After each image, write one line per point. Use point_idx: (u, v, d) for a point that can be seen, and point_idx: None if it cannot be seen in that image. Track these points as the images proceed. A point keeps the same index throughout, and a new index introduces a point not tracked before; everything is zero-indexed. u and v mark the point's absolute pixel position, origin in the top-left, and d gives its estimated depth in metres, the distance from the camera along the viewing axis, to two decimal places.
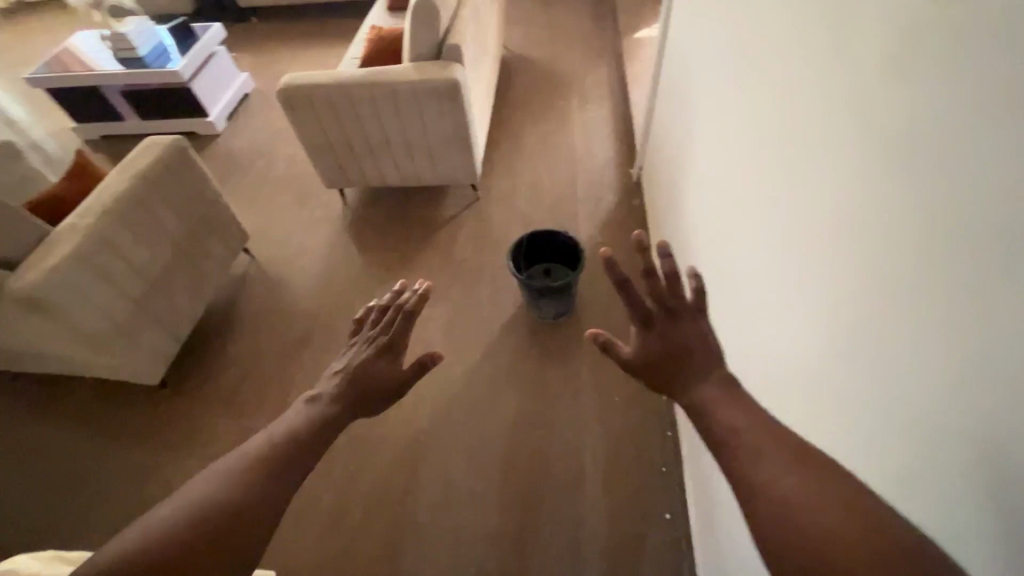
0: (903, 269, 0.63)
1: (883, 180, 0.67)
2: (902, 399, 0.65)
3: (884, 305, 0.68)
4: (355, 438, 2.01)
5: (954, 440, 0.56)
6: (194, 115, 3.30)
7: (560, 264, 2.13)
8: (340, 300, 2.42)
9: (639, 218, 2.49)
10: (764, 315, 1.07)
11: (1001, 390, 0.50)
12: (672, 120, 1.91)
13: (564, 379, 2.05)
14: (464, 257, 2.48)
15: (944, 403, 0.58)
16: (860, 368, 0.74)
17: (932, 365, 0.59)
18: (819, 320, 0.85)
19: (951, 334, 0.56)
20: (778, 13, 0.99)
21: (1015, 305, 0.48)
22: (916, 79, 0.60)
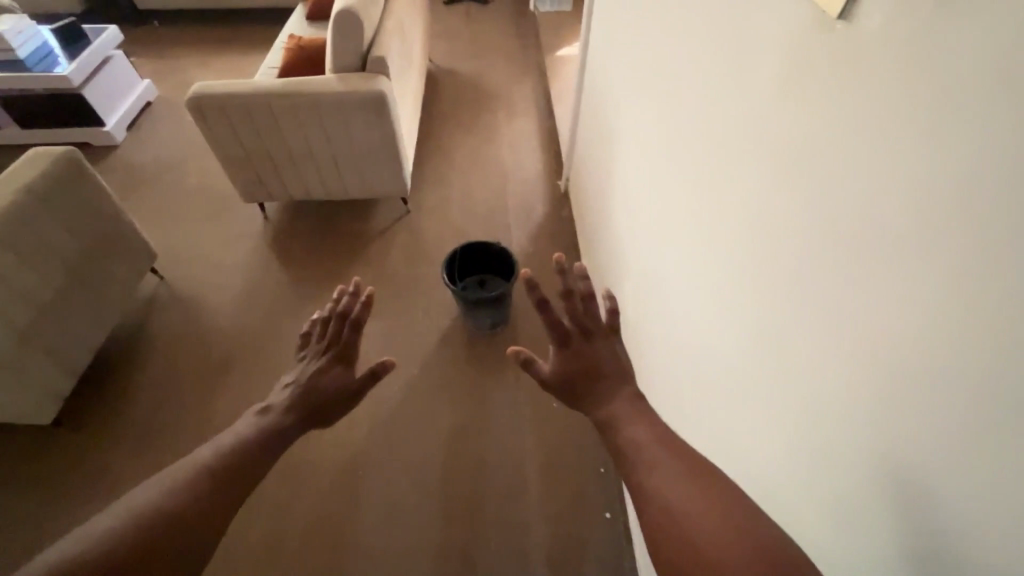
0: (809, 287, 0.70)
1: (789, 206, 0.74)
2: (804, 401, 0.74)
3: (793, 319, 0.75)
4: (286, 465, 1.90)
5: (849, 437, 0.65)
6: (88, 124, 3.00)
7: (495, 274, 2.15)
8: (265, 320, 2.29)
9: (568, 227, 2.58)
10: (687, 322, 1.15)
11: (898, 397, 0.57)
12: (596, 137, 2.00)
13: (503, 388, 2.07)
14: (397, 270, 2.44)
15: (839, 406, 0.66)
16: (767, 375, 0.83)
17: (828, 373, 0.68)
18: (732, 333, 0.94)
19: (842, 347, 0.65)
20: (691, 41, 1.05)
21: (908, 323, 0.55)
22: (802, 125, 0.69)
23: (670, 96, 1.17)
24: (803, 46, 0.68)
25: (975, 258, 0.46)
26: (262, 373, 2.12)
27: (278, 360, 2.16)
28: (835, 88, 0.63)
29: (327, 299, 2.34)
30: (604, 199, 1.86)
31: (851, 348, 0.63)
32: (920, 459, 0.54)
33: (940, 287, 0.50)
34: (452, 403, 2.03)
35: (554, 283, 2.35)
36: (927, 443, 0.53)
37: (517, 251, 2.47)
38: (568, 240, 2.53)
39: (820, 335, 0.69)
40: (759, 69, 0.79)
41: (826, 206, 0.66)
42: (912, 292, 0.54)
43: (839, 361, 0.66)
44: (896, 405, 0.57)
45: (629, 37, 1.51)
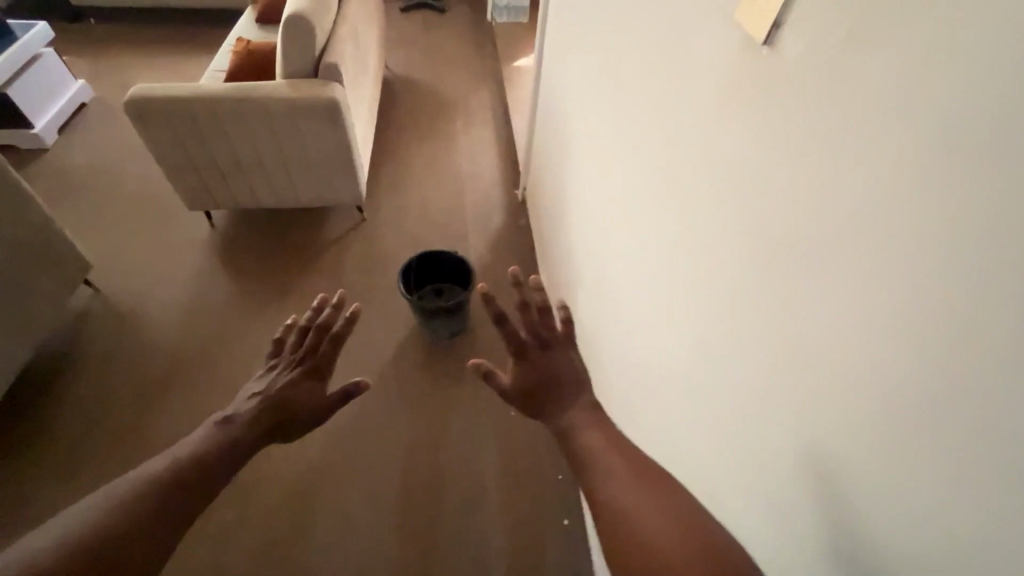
0: (738, 298, 0.74)
1: (720, 222, 0.78)
2: (740, 405, 0.77)
3: (725, 327, 0.79)
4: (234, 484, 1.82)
5: (782, 438, 0.68)
6: (13, 125, 2.80)
7: (453, 284, 2.14)
8: (210, 333, 2.19)
9: (525, 236, 2.60)
10: (636, 329, 1.18)
11: (816, 399, 0.60)
12: (550, 148, 2.04)
13: (461, 398, 2.06)
14: (352, 279, 2.39)
15: (772, 408, 0.69)
16: (707, 381, 0.86)
17: (761, 377, 0.71)
18: (675, 340, 0.97)
19: (773, 352, 0.68)
20: (634, 57, 1.09)
21: (819, 332, 0.59)
22: (735, 140, 0.73)
23: (617, 109, 1.21)
24: (736, 64, 0.71)
25: (891, 265, 0.49)
26: (207, 389, 2.02)
27: (225, 374, 2.06)
28: (763, 104, 0.66)
29: (278, 310, 2.27)
30: (559, 209, 1.89)
31: (782, 352, 0.66)
32: (847, 457, 0.57)
33: (861, 293, 0.53)
34: (409, 415, 2.00)
35: (511, 291, 2.37)
36: (853, 440, 0.56)
37: (474, 259, 2.48)
38: (525, 249, 2.55)
39: (754, 341, 0.72)
40: (696, 85, 0.82)
41: (757, 216, 0.69)
42: (825, 304, 0.58)
43: (771, 365, 0.68)
44: (824, 406, 0.60)
45: (578, 52, 1.54)
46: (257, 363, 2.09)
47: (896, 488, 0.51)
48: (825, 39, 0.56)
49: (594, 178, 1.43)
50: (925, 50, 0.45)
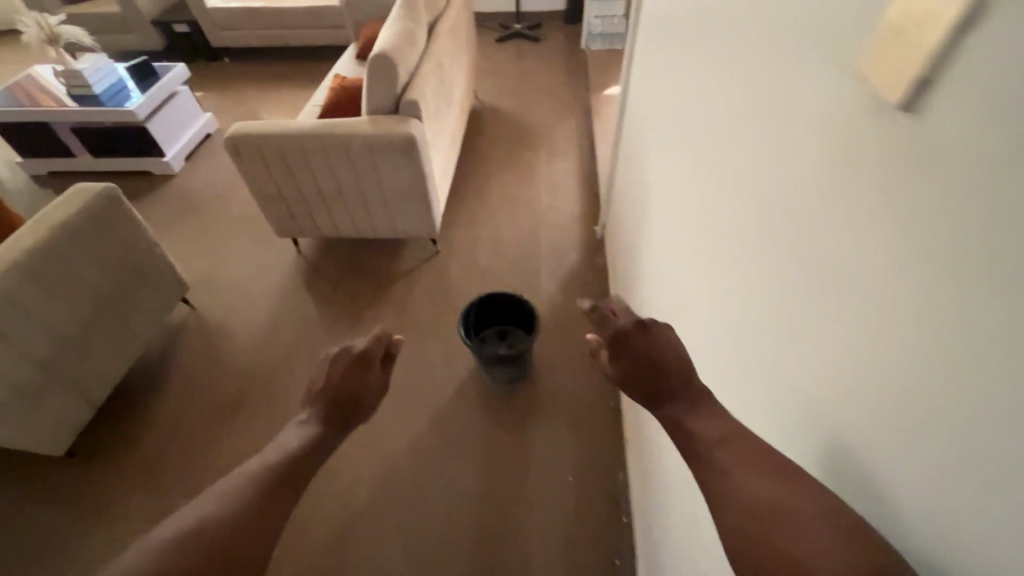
0: (830, 334, 0.58)
1: (815, 231, 0.61)
2: (793, 427, 0.67)
3: (812, 374, 0.62)
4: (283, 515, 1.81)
5: (828, 462, 0.59)
6: (149, 154, 3.19)
7: (517, 330, 2.02)
8: (283, 356, 2.26)
9: (602, 276, 2.42)
10: (705, 361, 1.03)
11: (915, 477, 0.45)
12: (632, 183, 1.86)
13: (515, 452, 1.90)
14: (420, 312, 2.36)
15: (819, 426, 0.61)
16: (760, 398, 0.77)
17: (811, 392, 0.62)
18: (749, 370, 0.81)
19: (822, 364, 0.60)
20: (728, 51, 0.91)
21: (931, 391, 0.43)
22: (797, 128, 0.65)
23: (705, 108, 1.03)
24: (808, 47, 0.62)
25: (935, 261, 0.42)
26: (274, 412, 2.08)
27: (292, 398, 2.12)
28: (885, 111, 0.48)
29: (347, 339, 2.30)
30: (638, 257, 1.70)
31: (831, 362, 0.58)
32: (887, 483, 0.49)
33: (907, 290, 0.46)
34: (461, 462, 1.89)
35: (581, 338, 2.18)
36: (894, 464, 0.48)
37: (546, 299, 2.34)
38: (600, 289, 2.37)
39: (808, 352, 0.63)
40: (768, 69, 0.74)
41: (810, 210, 0.62)
42: (941, 355, 0.42)
43: (821, 377, 0.60)
44: (871, 427, 0.51)
45: (667, 68, 1.41)
46: None
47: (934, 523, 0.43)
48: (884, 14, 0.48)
49: (674, 187, 1.27)
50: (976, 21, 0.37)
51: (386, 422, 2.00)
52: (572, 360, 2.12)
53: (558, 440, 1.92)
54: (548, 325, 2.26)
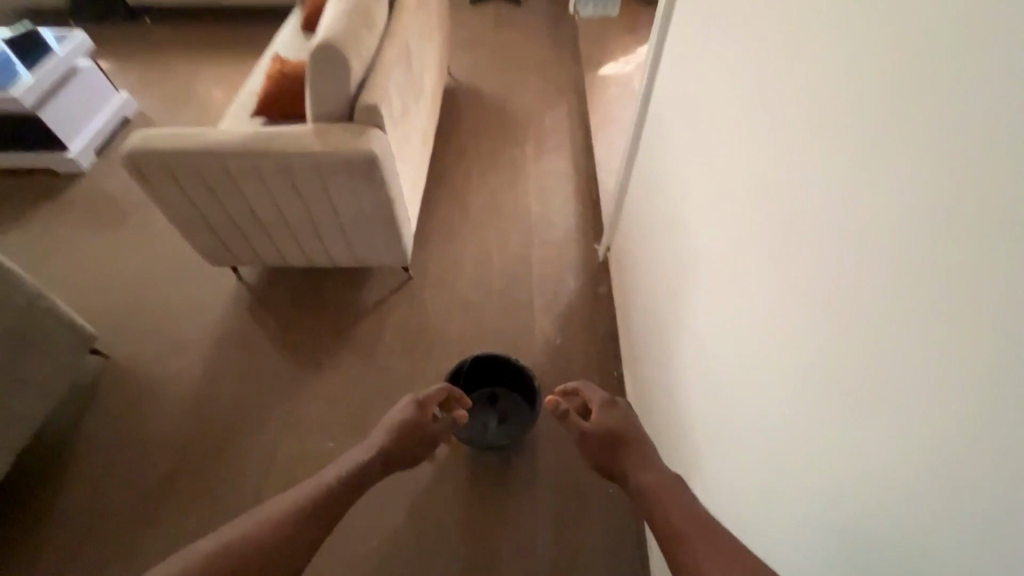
0: (915, 458, 0.53)
1: (912, 360, 0.53)
2: (796, 471, 0.75)
3: (884, 470, 0.58)
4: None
5: (832, 504, 0.67)
6: (47, 147, 2.58)
7: (510, 399, 1.67)
8: (219, 423, 1.83)
9: (606, 310, 2.05)
10: (728, 355, 0.97)
11: None
12: (656, 221, 1.48)
13: (514, 553, 1.53)
14: (391, 362, 1.97)
15: (823, 471, 0.69)
16: (766, 443, 0.83)
17: (812, 440, 0.71)
18: (793, 402, 0.75)
19: (825, 416, 0.68)
20: (875, 36, 0.58)
21: None
22: (802, 218, 0.72)
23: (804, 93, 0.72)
24: (806, 130, 0.71)
25: (920, 336, 0.52)
26: (210, 501, 1.67)
27: (233, 480, 1.71)
28: None
29: (303, 398, 1.89)
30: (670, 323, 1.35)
31: (830, 416, 0.67)
32: (882, 518, 0.58)
33: (897, 359, 0.55)
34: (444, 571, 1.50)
35: None
36: (888, 503, 0.57)
37: (543, 341, 1.97)
38: (605, 328, 2.01)
39: (810, 404, 0.71)
40: (768, 134, 0.82)
41: (810, 272, 0.70)
42: None
43: (822, 427, 0.68)
44: (867, 473, 0.60)
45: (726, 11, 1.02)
46: (273, 472, 1.73)
47: (927, 549, 0.52)
48: (876, 123, 0.58)
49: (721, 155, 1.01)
50: (954, 141, 0.47)
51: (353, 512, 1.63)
52: None
53: (566, 533, 1.56)
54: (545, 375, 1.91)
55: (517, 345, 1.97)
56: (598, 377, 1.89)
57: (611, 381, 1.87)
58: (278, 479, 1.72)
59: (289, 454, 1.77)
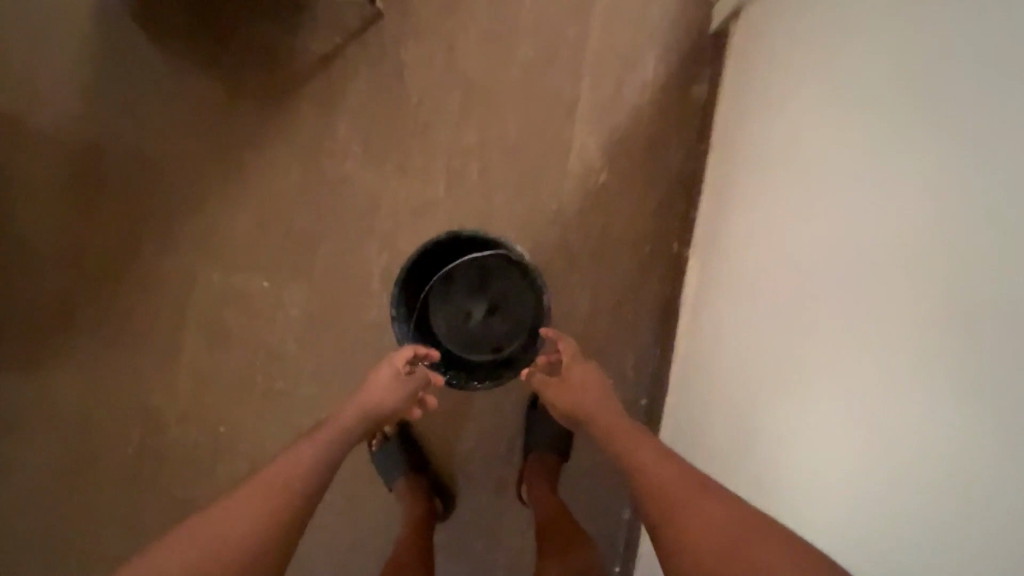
0: (852, 422, 0.66)
1: (906, 381, 0.59)
2: (762, 395, 0.86)
3: (832, 405, 0.70)
4: (145, 494, 1.31)
5: (801, 490, 0.74)
6: None
7: (506, 282, 1.13)
8: (114, 233, 1.33)
9: (691, 135, 1.26)
10: (775, 213, 0.91)
11: (792, 487, 0.76)
12: (783, 57, 0.95)
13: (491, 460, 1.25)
14: (349, 168, 1.30)
15: (795, 458, 0.76)
16: (763, 319, 0.90)
17: (795, 336, 0.80)
18: (802, 304, 0.79)
19: (810, 411, 0.74)
20: None
21: (833, 505, 0.67)
22: (937, 181, 0.58)
23: None
24: (883, 99, 0.68)
25: (927, 390, 0.56)
26: (121, 336, 1.32)
27: (146, 316, 1.33)
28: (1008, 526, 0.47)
29: (226, 206, 1.32)
30: (749, 219, 0.99)
31: (815, 415, 0.73)
32: (818, 440, 0.71)
33: (898, 365, 0.60)
34: (404, 480, 1.20)
35: (626, 272, 1.26)
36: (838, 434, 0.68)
37: (580, 177, 1.27)
38: (680, 167, 1.26)
39: (801, 397, 0.76)
40: (846, 84, 0.77)
41: (857, 249, 0.69)
42: (848, 519, 0.65)
43: (807, 419, 0.74)
44: (836, 408, 0.69)
45: None
46: (196, 309, 1.32)
47: (855, 487, 0.64)
48: (998, 113, 0.51)
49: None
50: None
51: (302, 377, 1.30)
52: (603, 313, 1.25)
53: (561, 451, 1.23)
54: (575, 231, 1.27)
55: (540, 176, 1.27)
56: (652, 247, 1.26)
57: (666, 257, 1.25)
58: (201, 319, 1.32)
59: (212, 288, 1.32)
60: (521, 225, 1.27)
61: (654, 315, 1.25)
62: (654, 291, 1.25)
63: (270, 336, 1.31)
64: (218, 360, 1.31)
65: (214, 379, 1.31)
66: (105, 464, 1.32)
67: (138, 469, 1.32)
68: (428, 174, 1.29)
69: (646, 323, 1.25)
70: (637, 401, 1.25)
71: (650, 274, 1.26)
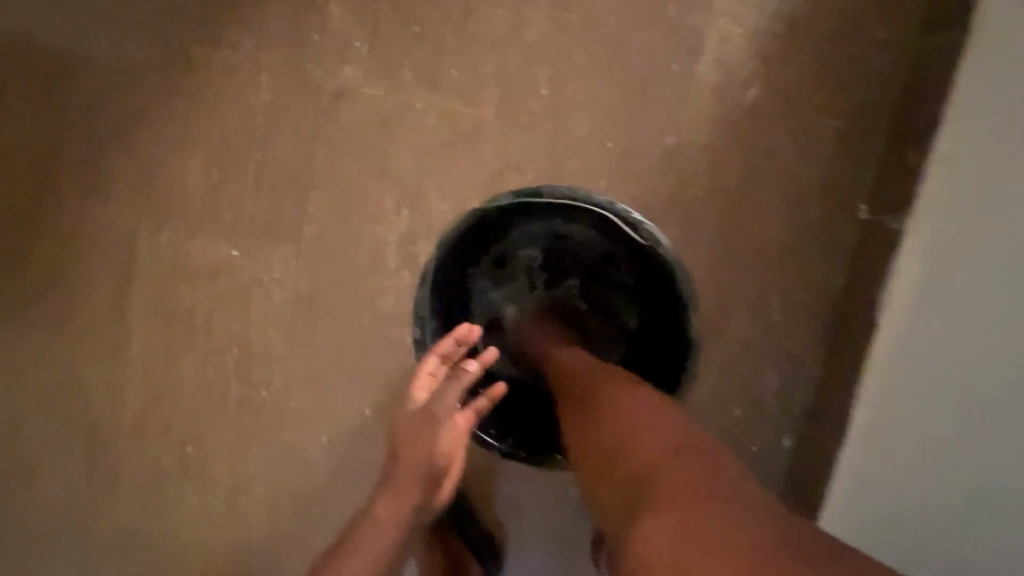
0: (1006, 410, 0.53)
1: None
2: (898, 346, 0.69)
3: (990, 388, 0.55)
4: (84, 532, 0.95)
5: (932, 551, 0.57)
6: None
7: (594, 272, 0.71)
8: (11, 173, 0.90)
9: (904, 23, 0.76)
10: (970, 106, 0.64)
11: (900, 448, 0.64)
12: None
13: (552, 507, 0.88)
14: (349, 77, 0.84)
15: (959, 510, 0.55)
16: (918, 249, 0.69)
17: (953, 280, 0.62)
18: (970, 247, 0.60)
19: (983, 450, 0.54)
20: None
21: (946, 481, 0.57)
22: None
23: None
24: None
25: None
26: (35, 322, 0.92)
27: (68, 296, 0.91)
28: None
29: (166, 123, 0.87)
30: (952, 119, 0.66)
31: (995, 451, 0.53)
32: (956, 416, 0.58)
33: None
34: (428, 532, 0.85)
35: (778, 243, 0.79)
36: (984, 420, 0.55)
37: (714, 88, 0.78)
38: (882, 78, 0.77)
39: (964, 426, 0.57)
40: None
41: None
42: (959, 500, 0.55)
43: (968, 461, 0.55)
44: (991, 389, 0.54)
45: None
46: (136, 279, 0.90)
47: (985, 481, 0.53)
48: None
49: None
50: None
51: (286, 380, 0.91)
52: (735, 305, 0.80)
53: None
54: (700, 174, 0.79)
55: (648, 84, 0.79)
56: (823, 203, 0.79)
57: (847, 226, 0.78)
58: (144, 297, 0.91)
59: (158, 252, 0.90)
60: (616, 171, 0.80)
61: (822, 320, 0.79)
62: (824, 280, 0.79)
63: (246, 328, 0.90)
64: (174, 358, 0.91)
65: (170, 384, 0.92)
66: (30, 494, 0.95)
67: (75, 504, 0.95)
68: (468, 81, 0.82)
69: (806, 330, 0.80)
70: (777, 441, 0.83)
71: (819, 252, 0.79)
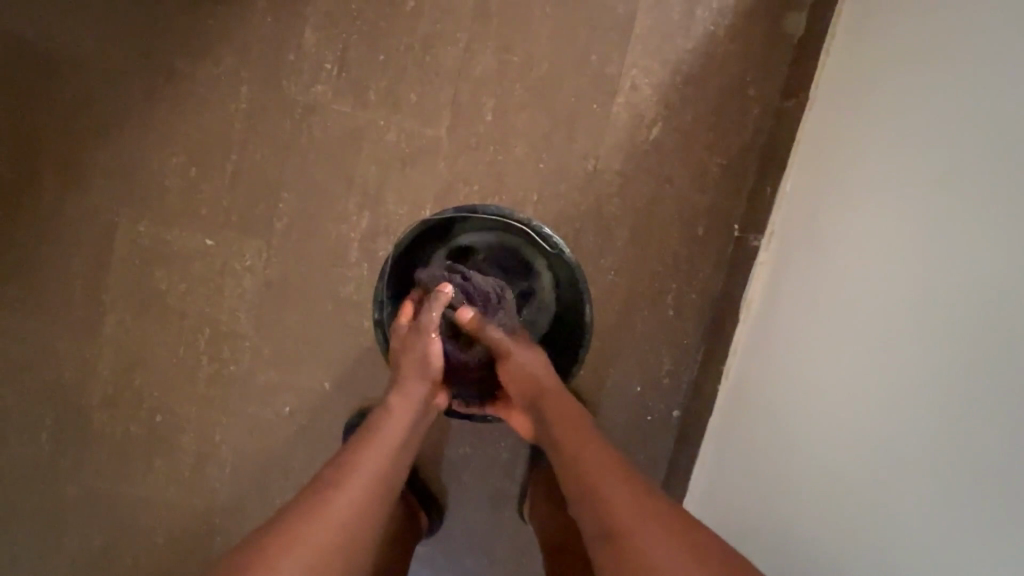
0: (783, 411, 0.80)
1: (821, 420, 0.73)
2: (745, 345, 0.93)
3: (780, 394, 0.81)
4: (52, 492, 1.03)
5: (732, 494, 0.86)
6: None
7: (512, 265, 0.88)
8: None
9: (773, 85, 0.97)
10: (811, 176, 0.86)
11: (737, 421, 0.90)
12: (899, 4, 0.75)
13: (487, 466, 1.05)
14: (320, 93, 0.97)
15: (753, 464, 0.83)
16: (763, 275, 0.93)
17: (778, 309, 0.87)
18: (791, 289, 0.85)
19: (772, 427, 0.81)
20: None
21: (751, 448, 0.84)
22: (902, 301, 0.65)
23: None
24: (914, 174, 0.67)
25: (829, 438, 0.71)
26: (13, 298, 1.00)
27: (45, 276, 0.99)
28: (811, 533, 0.70)
29: (149, 122, 0.97)
30: (801, 178, 0.89)
31: (776, 431, 0.80)
32: (765, 407, 0.84)
33: (828, 395, 0.72)
34: None
35: (674, 252, 0.99)
36: (774, 414, 0.81)
37: (626, 125, 0.97)
38: (755, 128, 0.98)
39: (768, 416, 0.83)
40: (884, 112, 0.74)
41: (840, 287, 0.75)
42: (752, 464, 0.83)
43: (762, 439, 0.83)
44: (782, 395, 0.81)
45: None
46: (114, 261, 0.99)
47: (762, 454, 0.82)
48: (958, 302, 0.58)
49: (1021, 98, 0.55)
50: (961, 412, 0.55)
51: (254, 356, 1.02)
52: (638, 300, 0.99)
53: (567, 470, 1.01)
54: (614, 193, 0.98)
55: (574, 118, 0.96)
56: (708, 221, 0.99)
57: (724, 240, 0.99)
58: (122, 278, 1.00)
59: (136, 237, 0.99)
60: (546, 188, 0.97)
61: (705, 315, 1.00)
62: (706, 284, 1.00)
63: (217, 308, 1.01)
64: (150, 336, 1.01)
65: (142, 359, 1.01)
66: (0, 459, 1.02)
67: (48, 467, 1.02)
68: (426, 104, 0.96)
69: (693, 322, 1.00)
70: (668, 412, 1.02)
71: (704, 261, 0.99)
